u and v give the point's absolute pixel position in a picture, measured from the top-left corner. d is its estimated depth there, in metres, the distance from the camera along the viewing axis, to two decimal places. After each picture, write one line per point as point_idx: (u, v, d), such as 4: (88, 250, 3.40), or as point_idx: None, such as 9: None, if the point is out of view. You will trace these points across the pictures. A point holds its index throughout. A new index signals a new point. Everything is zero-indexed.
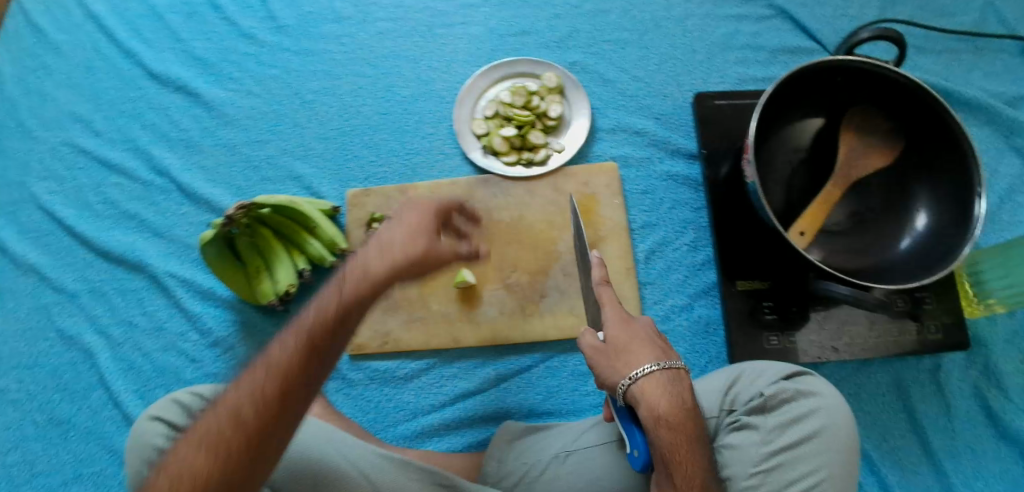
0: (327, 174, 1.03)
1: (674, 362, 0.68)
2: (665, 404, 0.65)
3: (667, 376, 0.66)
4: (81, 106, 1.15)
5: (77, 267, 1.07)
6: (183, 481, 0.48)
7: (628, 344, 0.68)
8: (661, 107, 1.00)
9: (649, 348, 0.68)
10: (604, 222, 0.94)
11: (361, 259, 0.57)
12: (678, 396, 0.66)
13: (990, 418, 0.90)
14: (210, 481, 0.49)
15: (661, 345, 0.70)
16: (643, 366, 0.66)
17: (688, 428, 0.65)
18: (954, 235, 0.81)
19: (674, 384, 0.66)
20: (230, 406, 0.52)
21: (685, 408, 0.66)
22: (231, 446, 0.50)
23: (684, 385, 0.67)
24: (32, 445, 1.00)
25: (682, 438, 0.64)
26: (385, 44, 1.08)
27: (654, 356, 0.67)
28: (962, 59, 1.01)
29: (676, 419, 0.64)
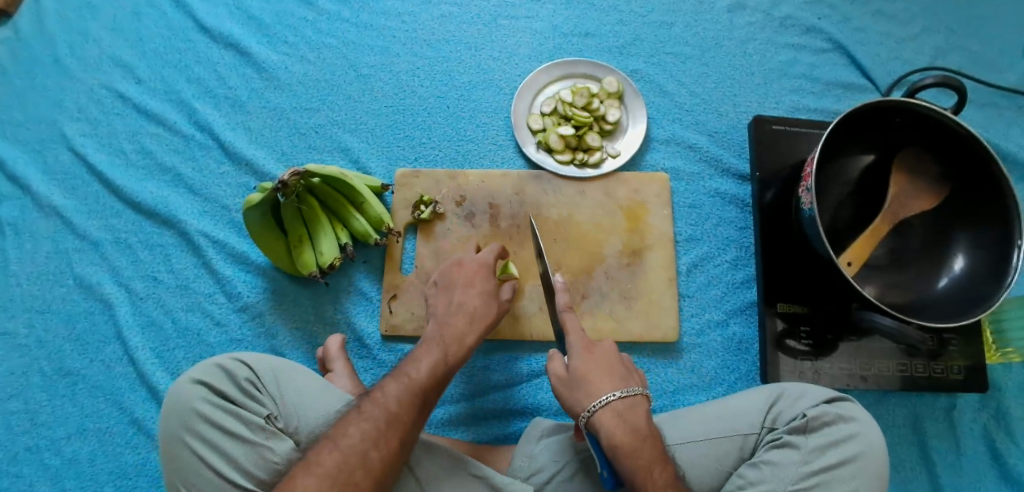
0: (377, 150, 1.03)
1: (633, 389, 0.71)
2: (620, 433, 0.67)
3: (625, 404, 0.69)
4: (125, 52, 1.12)
5: (104, 214, 1.04)
6: (369, 440, 0.67)
7: (587, 370, 0.72)
8: (715, 125, 1.03)
9: (609, 376, 0.72)
10: (651, 230, 0.96)
11: (455, 311, 0.83)
12: (637, 423, 0.69)
13: (995, 459, 0.92)
14: (387, 441, 0.68)
15: (621, 371, 0.73)
16: (602, 395, 0.70)
17: (650, 453, 0.67)
18: (990, 282, 0.83)
19: (631, 411, 0.69)
20: (396, 392, 0.72)
21: (644, 435, 0.68)
22: (400, 418, 0.70)
23: (642, 412, 0.70)
24: (36, 394, 0.95)
25: (645, 463, 0.66)
26: (448, 27, 1.10)
27: (611, 385, 0.71)
28: (1004, 115, 1.05)
29: (635, 446, 0.67)
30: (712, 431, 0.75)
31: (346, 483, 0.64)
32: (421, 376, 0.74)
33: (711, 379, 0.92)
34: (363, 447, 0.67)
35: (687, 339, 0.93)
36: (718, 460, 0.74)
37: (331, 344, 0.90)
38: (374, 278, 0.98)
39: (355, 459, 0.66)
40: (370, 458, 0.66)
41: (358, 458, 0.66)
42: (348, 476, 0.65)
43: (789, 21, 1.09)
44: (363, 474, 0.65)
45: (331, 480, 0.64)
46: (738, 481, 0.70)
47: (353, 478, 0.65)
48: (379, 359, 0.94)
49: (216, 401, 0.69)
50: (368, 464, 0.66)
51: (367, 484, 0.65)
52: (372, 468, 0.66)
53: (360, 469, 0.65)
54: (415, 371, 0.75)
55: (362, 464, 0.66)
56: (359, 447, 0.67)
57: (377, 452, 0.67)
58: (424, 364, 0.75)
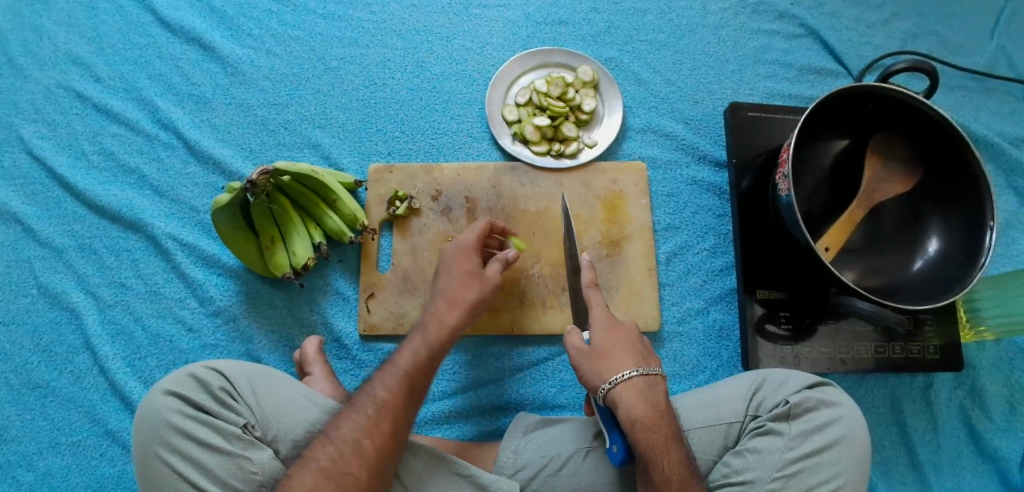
0: (349, 145, 1.01)
1: (653, 368, 0.71)
2: (640, 408, 0.68)
3: (645, 381, 0.70)
4: (82, 49, 1.08)
5: (66, 220, 1.00)
6: (363, 425, 0.68)
7: (611, 347, 0.72)
8: (691, 112, 1.03)
9: (630, 354, 0.72)
10: (630, 220, 0.96)
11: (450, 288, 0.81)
12: (655, 400, 0.70)
13: (972, 435, 0.94)
14: (383, 425, 0.69)
15: (642, 351, 0.73)
16: (622, 372, 0.70)
17: (665, 430, 0.68)
18: (962, 264, 0.84)
19: (650, 389, 0.70)
20: (390, 376, 0.73)
21: (662, 412, 0.69)
22: (394, 401, 0.71)
23: (661, 390, 0.71)
24: (4, 409, 0.92)
25: (663, 439, 0.67)
26: (419, 17, 1.07)
27: (633, 362, 0.71)
28: (972, 97, 1.06)
29: (653, 423, 0.67)
30: (696, 421, 0.75)
31: (342, 472, 0.65)
32: (405, 361, 0.75)
33: (693, 367, 0.92)
34: (355, 435, 0.67)
35: (668, 328, 0.93)
36: (702, 450, 0.74)
37: (307, 347, 0.88)
38: (351, 276, 0.96)
39: (349, 448, 0.66)
40: (363, 445, 0.67)
41: (351, 446, 0.67)
42: (343, 464, 0.66)
43: (762, 7, 1.08)
44: (358, 462, 0.66)
45: (326, 471, 0.65)
46: (723, 469, 0.72)
47: (348, 467, 0.66)
48: (358, 359, 0.92)
49: (190, 412, 0.67)
50: (362, 451, 0.67)
51: (363, 472, 0.66)
52: (366, 455, 0.67)
53: (354, 457, 0.66)
54: (399, 359, 0.75)
55: (356, 452, 0.67)
56: (350, 435, 0.67)
57: (370, 439, 0.68)
58: (410, 352, 0.76)
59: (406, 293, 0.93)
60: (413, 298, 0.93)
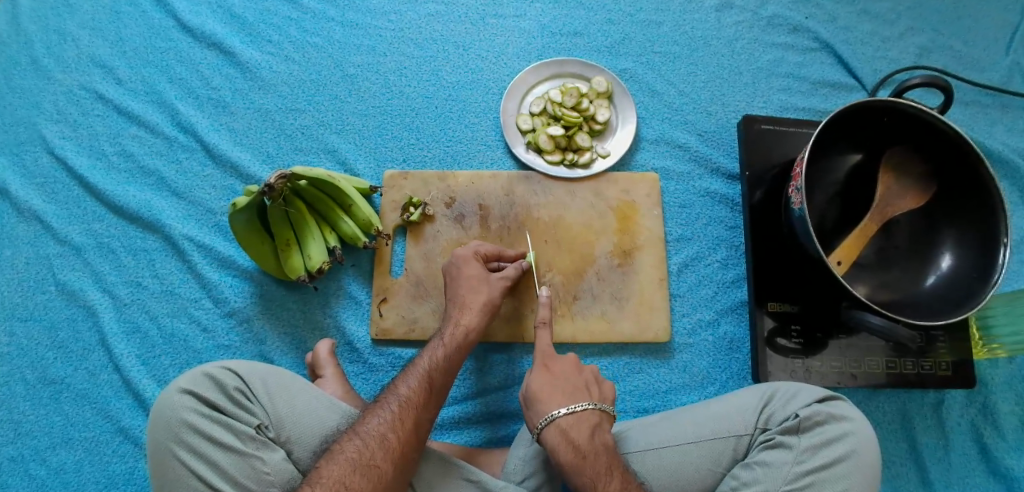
0: (365, 151, 1.02)
1: (582, 405, 0.73)
2: (564, 451, 0.70)
3: (571, 419, 0.72)
4: (105, 52, 1.10)
5: (85, 219, 1.02)
6: (386, 422, 0.70)
7: (544, 390, 0.75)
8: (704, 124, 1.03)
9: (559, 393, 0.74)
10: (641, 230, 0.96)
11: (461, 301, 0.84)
12: (582, 440, 0.71)
13: (983, 453, 0.93)
14: (407, 419, 0.71)
15: (576, 385, 0.76)
16: (551, 412, 0.73)
17: (593, 469, 0.69)
18: (976, 280, 0.84)
19: (575, 428, 0.72)
20: (413, 377, 0.76)
21: (585, 451, 0.70)
22: (416, 398, 0.73)
23: (588, 427, 0.72)
24: (21, 404, 0.94)
25: (588, 479, 0.69)
26: (436, 26, 1.09)
27: (561, 401, 0.74)
28: (987, 113, 1.06)
29: (577, 465, 0.69)
30: (705, 433, 0.75)
31: (368, 464, 0.66)
32: (427, 363, 0.77)
33: (703, 379, 0.92)
34: (381, 429, 0.69)
35: (679, 339, 0.94)
36: (711, 462, 0.74)
37: (320, 349, 0.89)
38: (364, 281, 0.97)
39: (374, 441, 0.68)
40: (388, 439, 0.68)
41: (377, 439, 0.68)
42: (369, 457, 0.66)
43: (777, 20, 1.09)
44: (384, 455, 0.67)
45: (352, 463, 0.66)
46: (732, 482, 0.71)
47: (374, 459, 0.67)
48: (369, 363, 0.93)
49: (206, 410, 0.68)
50: (387, 444, 0.68)
51: (388, 465, 0.67)
52: (391, 448, 0.68)
53: (380, 450, 0.67)
54: (421, 362, 0.78)
55: (382, 445, 0.68)
56: (377, 429, 0.69)
57: (395, 433, 0.69)
58: (432, 354, 0.78)
59: (419, 299, 0.94)
60: (425, 304, 0.94)
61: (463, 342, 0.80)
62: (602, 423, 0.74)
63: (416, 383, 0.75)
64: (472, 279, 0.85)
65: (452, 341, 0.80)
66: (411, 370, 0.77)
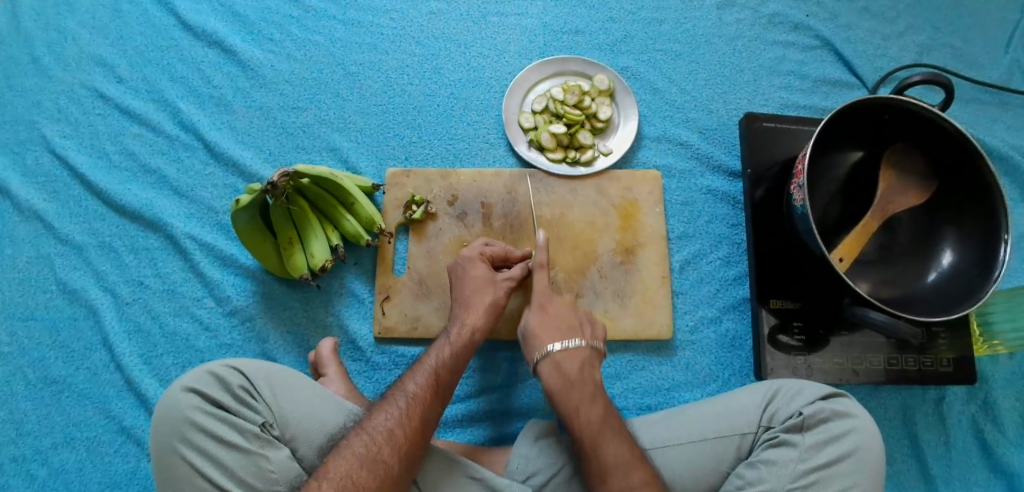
0: (367, 149, 1.02)
1: (575, 341, 0.79)
2: (554, 379, 0.76)
3: (563, 353, 0.77)
4: (105, 50, 1.10)
5: (86, 218, 1.02)
6: (393, 418, 0.70)
7: (540, 327, 0.81)
8: (706, 122, 1.04)
9: (554, 330, 0.80)
10: (643, 228, 0.96)
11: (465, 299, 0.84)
12: (574, 371, 0.77)
13: (984, 449, 0.93)
14: (414, 415, 0.71)
15: (570, 324, 0.81)
16: (545, 346, 0.79)
17: (579, 395, 0.74)
18: (978, 276, 0.84)
19: (567, 360, 0.77)
20: (420, 373, 0.76)
21: (574, 380, 0.76)
22: (423, 395, 0.73)
23: (579, 360, 0.77)
24: (22, 403, 0.94)
25: (574, 403, 0.74)
26: (437, 25, 1.09)
27: (556, 336, 0.79)
28: (987, 110, 1.06)
29: (565, 391, 0.75)
30: (710, 431, 0.75)
31: (375, 460, 0.66)
32: (434, 361, 0.77)
33: (706, 376, 0.92)
34: (388, 425, 0.69)
35: (681, 336, 0.94)
36: (715, 460, 0.74)
37: (323, 348, 0.89)
38: (367, 279, 0.97)
39: (382, 437, 0.68)
40: (395, 435, 0.69)
41: (384, 435, 0.68)
42: (376, 453, 0.67)
43: (778, 18, 1.09)
44: (391, 451, 0.67)
45: (359, 458, 0.66)
46: (737, 481, 0.72)
47: (381, 455, 0.67)
48: (372, 361, 0.93)
49: (210, 408, 0.68)
50: (394, 440, 0.68)
51: (395, 461, 0.67)
52: (398, 445, 0.68)
53: (387, 446, 0.67)
54: (428, 359, 0.78)
55: (389, 441, 0.68)
56: (384, 425, 0.69)
57: (402, 429, 0.69)
58: (439, 352, 0.78)
59: (422, 297, 0.94)
60: (428, 302, 0.94)
61: (470, 340, 0.80)
62: (594, 358, 0.79)
63: (423, 380, 0.75)
64: (476, 277, 0.85)
65: (459, 339, 0.80)
66: (418, 367, 0.77)
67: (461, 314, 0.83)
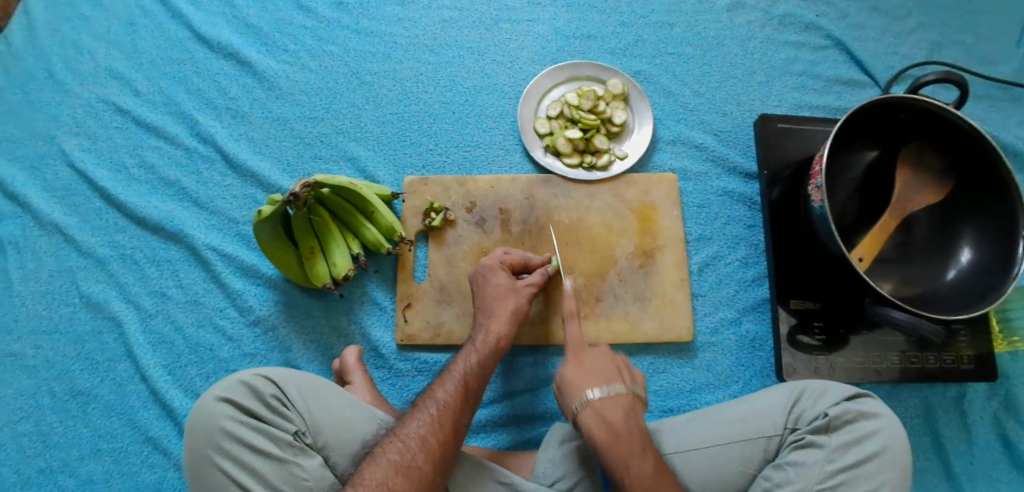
0: (384, 157, 1.03)
1: (616, 388, 0.76)
2: (597, 429, 0.73)
3: (604, 401, 0.74)
4: (122, 65, 1.11)
5: (107, 231, 1.03)
6: (426, 425, 0.71)
7: (581, 377, 0.78)
8: (720, 124, 1.04)
9: (596, 377, 0.77)
10: (661, 231, 0.97)
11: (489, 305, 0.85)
12: (615, 419, 0.74)
13: (1006, 445, 0.94)
14: (445, 422, 0.72)
15: (608, 373, 0.78)
16: (585, 395, 0.75)
17: (626, 449, 0.71)
18: (996, 273, 0.85)
19: (610, 408, 0.74)
20: (450, 380, 0.77)
21: (620, 429, 0.73)
22: (453, 401, 0.74)
23: (620, 408, 0.74)
24: (48, 416, 0.95)
25: (621, 457, 0.71)
26: (450, 33, 1.09)
27: (598, 383, 0.76)
28: (1001, 106, 1.07)
29: (609, 442, 0.72)
30: (736, 433, 0.76)
31: (409, 466, 0.67)
32: (463, 368, 0.78)
33: (727, 377, 0.93)
34: (421, 431, 0.70)
35: (701, 337, 0.94)
36: (741, 462, 0.75)
37: (347, 356, 0.90)
38: (387, 287, 0.98)
39: (415, 443, 0.69)
40: (428, 441, 0.70)
41: (417, 441, 0.70)
42: (410, 459, 0.68)
43: (789, 19, 1.10)
44: (424, 456, 0.69)
45: (395, 465, 0.67)
46: (764, 483, 0.72)
47: (415, 460, 0.68)
48: (395, 368, 0.94)
49: (244, 419, 0.69)
50: (428, 446, 0.69)
51: (428, 467, 0.68)
52: (431, 450, 0.69)
53: (420, 452, 0.69)
54: (456, 367, 0.79)
55: (422, 447, 0.69)
56: (417, 431, 0.70)
57: (435, 435, 0.70)
58: (467, 359, 0.79)
59: (442, 304, 0.95)
60: (449, 309, 0.95)
61: (496, 346, 0.81)
62: (635, 404, 0.77)
63: (453, 387, 0.76)
64: (497, 284, 0.86)
65: (486, 345, 0.81)
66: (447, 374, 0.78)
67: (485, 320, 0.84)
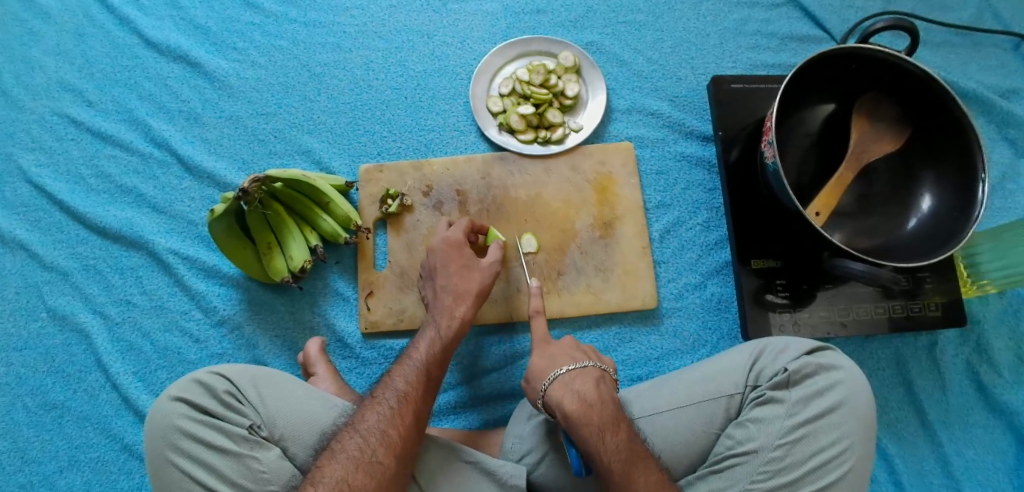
0: (339, 148, 1.02)
1: (585, 362, 0.76)
2: (571, 403, 0.71)
3: (574, 375, 0.74)
4: (72, 76, 1.10)
5: (69, 243, 1.02)
6: (384, 420, 0.71)
7: (547, 355, 0.78)
8: (675, 89, 1.03)
9: (565, 355, 0.78)
10: (620, 200, 0.96)
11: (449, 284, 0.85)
12: (588, 391, 0.73)
13: (981, 390, 0.94)
14: (405, 415, 0.71)
15: (573, 350, 0.79)
16: (555, 370, 0.75)
17: (600, 419, 0.70)
18: (957, 218, 0.84)
19: (580, 381, 0.74)
20: (410, 371, 0.76)
21: (593, 401, 0.72)
22: (413, 393, 0.74)
23: (591, 381, 0.74)
24: (24, 431, 0.95)
25: (596, 429, 0.69)
26: (398, 18, 1.08)
27: (567, 361, 0.76)
28: (958, 52, 1.06)
29: (584, 413, 0.70)
30: (697, 395, 0.76)
31: (370, 461, 0.67)
32: (422, 357, 0.78)
33: (694, 342, 0.93)
34: (381, 426, 0.70)
35: (666, 304, 0.94)
36: (703, 423, 0.75)
37: (310, 348, 0.90)
38: (349, 277, 0.97)
39: (375, 438, 0.69)
40: (389, 435, 0.69)
41: (378, 435, 0.69)
42: (371, 454, 0.67)
43: None
44: (385, 450, 0.68)
45: (354, 461, 0.67)
46: (727, 442, 0.73)
47: (376, 456, 0.68)
48: (362, 357, 0.94)
49: (199, 416, 0.69)
50: (388, 440, 0.69)
51: (390, 460, 0.68)
52: (392, 444, 0.69)
53: (381, 447, 0.68)
54: (416, 353, 0.79)
55: (383, 441, 0.69)
56: (376, 426, 0.70)
57: (395, 429, 0.70)
58: (426, 347, 0.79)
59: (405, 289, 0.95)
60: (412, 293, 0.94)
61: (455, 333, 0.81)
62: (602, 379, 0.76)
63: (412, 377, 0.76)
64: (454, 264, 0.86)
65: (444, 334, 0.81)
66: (405, 364, 0.78)
67: (446, 305, 0.83)
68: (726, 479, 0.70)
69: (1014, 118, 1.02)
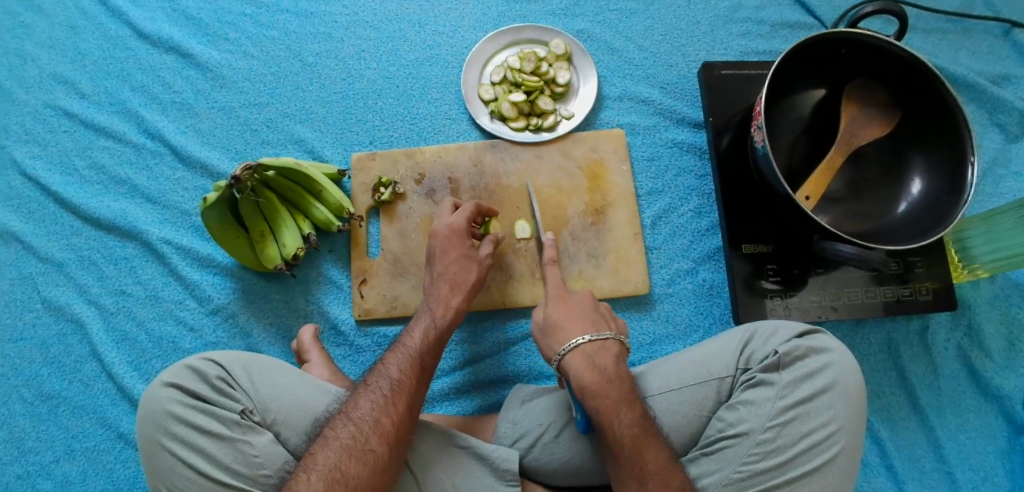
0: (331, 137, 1.03)
1: (605, 334, 0.75)
2: (589, 375, 0.72)
3: (594, 346, 0.74)
4: (65, 68, 1.10)
5: (64, 234, 1.02)
6: (376, 409, 0.71)
7: (564, 319, 0.78)
8: (666, 76, 1.04)
9: (581, 323, 0.77)
10: (612, 187, 0.96)
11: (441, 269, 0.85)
12: (607, 366, 0.73)
13: (972, 375, 0.94)
14: (397, 403, 0.72)
15: (594, 317, 0.78)
16: (573, 339, 0.75)
17: (616, 394, 0.70)
18: (948, 201, 0.85)
19: (599, 354, 0.74)
20: (403, 359, 0.77)
21: (611, 375, 0.72)
22: (405, 381, 0.74)
23: (611, 355, 0.74)
24: (20, 422, 0.95)
25: (610, 403, 0.69)
26: (390, 7, 1.08)
27: (585, 329, 0.76)
28: (948, 39, 1.06)
29: (602, 387, 0.70)
30: (689, 378, 0.76)
31: (362, 449, 0.67)
32: (415, 344, 0.78)
33: (686, 327, 0.93)
34: (374, 414, 0.70)
35: (658, 289, 0.94)
36: (696, 406, 0.75)
37: (304, 335, 0.90)
38: (343, 265, 0.97)
39: (368, 425, 0.69)
40: (382, 423, 0.70)
41: (371, 423, 0.69)
42: (364, 442, 0.68)
43: None
44: (378, 438, 0.68)
45: (347, 449, 0.67)
46: (718, 424, 0.73)
47: (369, 444, 0.68)
48: (356, 345, 0.94)
49: (191, 402, 0.70)
50: (381, 427, 0.69)
51: (383, 448, 0.68)
52: (385, 431, 0.69)
53: (374, 434, 0.68)
54: (410, 341, 0.79)
55: (376, 429, 0.69)
56: (370, 414, 0.70)
57: (388, 417, 0.70)
58: (418, 335, 0.80)
59: (398, 277, 0.95)
60: (405, 281, 0.95)
61: (448, 321, 0.82)
62: (621, 353, 0.76)
63: (405, 365, 0.76)
64: (446, 250, 0.86)
65: (436, 322, 0.81)
66: (398, 353, 0.78)
67: (438, 292, 0.84)
68: (717, 462, 0.70)
69: (1005, 103, 1.02)
